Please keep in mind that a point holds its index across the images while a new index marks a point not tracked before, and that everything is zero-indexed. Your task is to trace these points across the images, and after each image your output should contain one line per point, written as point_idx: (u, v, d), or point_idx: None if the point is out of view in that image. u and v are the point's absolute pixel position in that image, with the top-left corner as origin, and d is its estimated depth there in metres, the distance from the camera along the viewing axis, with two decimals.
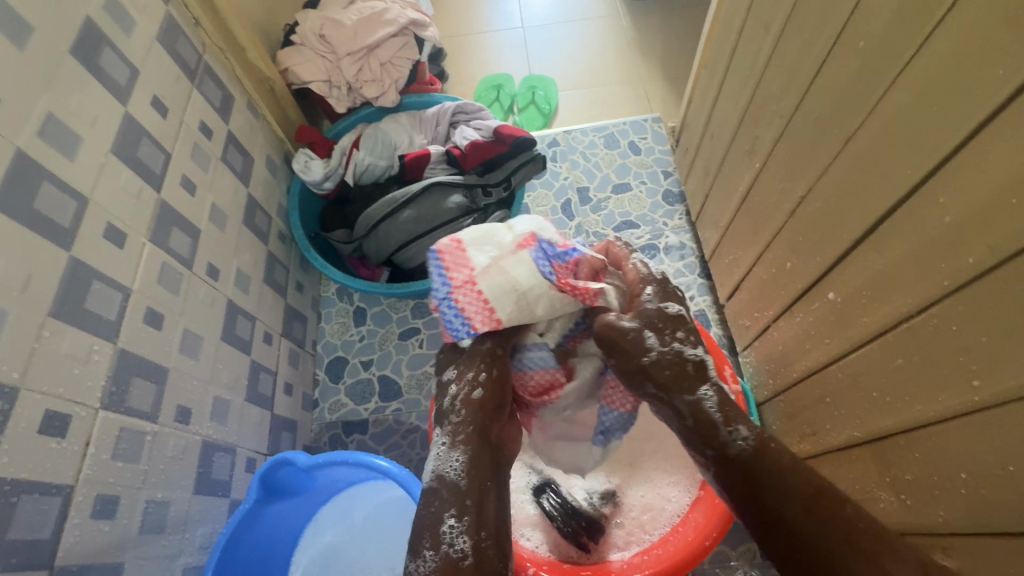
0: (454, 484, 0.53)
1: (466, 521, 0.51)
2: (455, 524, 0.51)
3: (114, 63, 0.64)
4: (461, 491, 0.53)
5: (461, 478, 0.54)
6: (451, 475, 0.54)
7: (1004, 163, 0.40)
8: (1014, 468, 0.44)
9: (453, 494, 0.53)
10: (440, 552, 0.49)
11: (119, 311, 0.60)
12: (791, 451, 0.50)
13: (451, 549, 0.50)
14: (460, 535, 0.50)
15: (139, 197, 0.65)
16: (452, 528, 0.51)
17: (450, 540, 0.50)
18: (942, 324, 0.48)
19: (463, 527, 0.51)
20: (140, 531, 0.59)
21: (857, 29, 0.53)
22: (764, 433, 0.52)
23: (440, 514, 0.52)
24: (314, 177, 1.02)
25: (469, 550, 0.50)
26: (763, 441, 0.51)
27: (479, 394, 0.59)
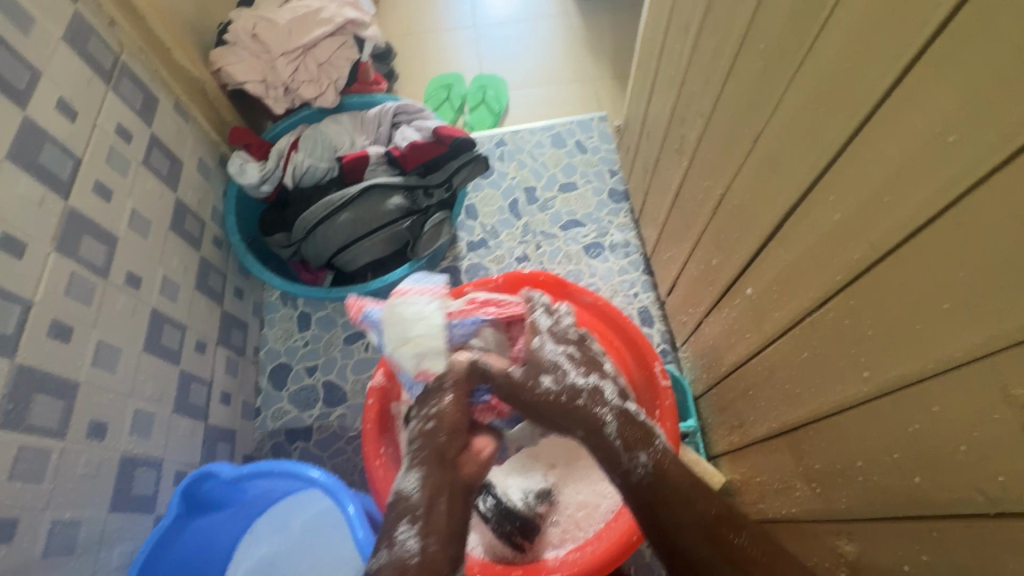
0: (408, 497, 0.55)
1: (416, 525, 0.53)
2: (407, 529, 0.53)
3: (9, 65, 0.61)
4: (411, 503, 0.54)
5: (414, 491, 0.55)
6: (408, 488, 0.55)
7: (878, 162, 0.42)
8: (897, 455, 0.46)
9: (406, 506, 0.55)
10: (391, 550, 0.52)
11: (18, 325, 0.57)
12: (657, 501, 0.55)
13: (403, 549, 0.52)
14: (411, 536, 0.52)
15: (42, 206, 0.63)
16: (404, 533, 0.53)
17: (402, 541, 0.52)
18: (837, 318, 0.49)
19: (416, 530, 0.53)
20: (44, 554, 0.56)
21: (758, 31, 0.54)
22: (632, 487, 0.56)
23: (395, 521, 0.54)
24: (249, 181, 0.99)
25: (418, 550, 0.52)
26: (641, 491, 0.56)
27: (427, 426, 0.58)
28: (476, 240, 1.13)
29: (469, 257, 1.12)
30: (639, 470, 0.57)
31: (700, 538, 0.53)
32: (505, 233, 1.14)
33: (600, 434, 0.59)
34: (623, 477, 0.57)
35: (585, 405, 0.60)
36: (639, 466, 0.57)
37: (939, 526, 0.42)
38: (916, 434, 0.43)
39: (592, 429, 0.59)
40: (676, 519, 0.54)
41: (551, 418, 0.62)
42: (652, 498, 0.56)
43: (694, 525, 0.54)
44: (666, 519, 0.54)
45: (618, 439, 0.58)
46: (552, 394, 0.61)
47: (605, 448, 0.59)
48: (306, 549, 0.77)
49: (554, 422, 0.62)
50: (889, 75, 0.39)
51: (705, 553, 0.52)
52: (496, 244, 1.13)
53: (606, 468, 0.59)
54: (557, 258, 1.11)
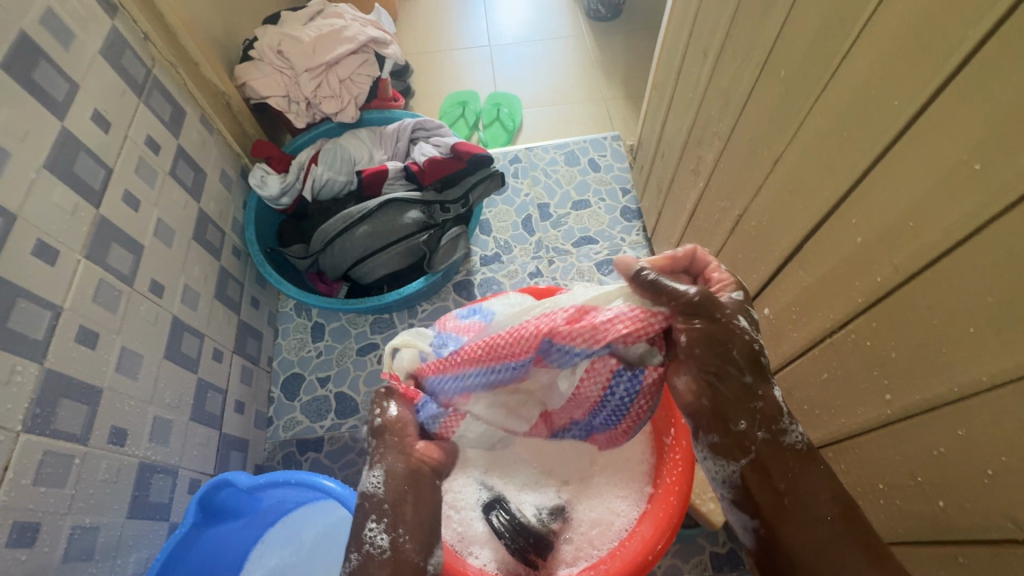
0: (375, 493, 0.49)
1: (385, 521, 0.48)
2: (375, 526, 0.48)
3: (51, 77, 0.63)
4: (379, 498, 0.49)
5: (382, 486, 0.50)
6: (371, 485, 0.50)
7: (900, 189, 0.43)
8: (921, 478, 0.46)
9: (371, 502, 0.49)
10: (361, 552, 0.47)
11: (48, 330, 0.58)
12: (794, 470, 0.47)
13: (372, 547, 0.47)
14: (380, 534, 0.48)
15: (75, 214, 0.64)
16: (373, 530, 0.48)
17: (371, 539, 0.48)
18: (858, 340, 0.50)
19: (385, 526, 0.48)
20: (63, 559, 0.57)
21: (779, 58, 0.56)
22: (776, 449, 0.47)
23: (364, 519, 0.48)
24: (269, 192, 1.00)
25: (389, 545, 0.47)
26: (775, 457, 0.47)
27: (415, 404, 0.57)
28: (489, 255, 1.14)
29: (482, 271, 1.13)
30: (793, 438, 0.48)
31: (838, 515, 0.45)
32: (519, 248, 1.15)
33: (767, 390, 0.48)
34: (774, 435, 0.47)
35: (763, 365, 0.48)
36: (795, 433, 0.48)
37: (965, 551, 0.43)
38: (941, 457, 0.43)
39: (755, 386, 0.48)
40: (804, 493, 0.46)
41: (716, 361, 0.47)
42: (789, 467, 0.47)
43: (831, 503, 0.45)
44: (795, 484, 0.46)
45: (784, 404, 0.48)
46: (749, 334, 0.47)
47: (769, 409, 0.48)
48: (316, 562, 0.76)
49: (719, 361, 0.47)
50: (913, 105, 0.41)
51: (848, 532, 0.44)
52: (509, 259, 1.14)
53: (727, 395, 0.48)
54: (569, 274, 1.11)
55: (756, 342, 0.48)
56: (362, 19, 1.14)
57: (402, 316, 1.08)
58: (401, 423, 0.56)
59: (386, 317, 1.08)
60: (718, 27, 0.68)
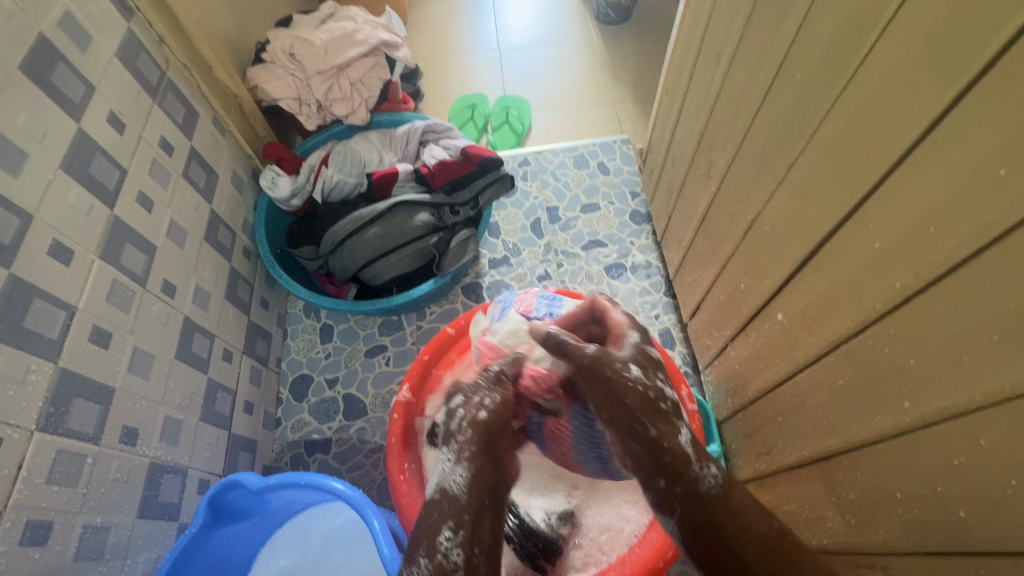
0: (455, 498, 0.52)
1: (462, 534, 0.50)
2: (451, 536, 0.50)
3: (67, 79, 0.64)
4: (460, 506, 0.52)
5: (464, 492, 0.52)
6: (454, 488, 0.52)
7: (919, 194, 0.42)
8: (940, 488, 0.45)
9: (452, 507, 0.52)
10: (434, 561, 0.49)
11: (62, 330, 0.59)
12: (719, 515, 0.50)
13: (445, 560, 0.49)
14: (455, 547, 0.50)
15: (90, 215, 0.65)
16: (448, 540, 0.50)
17: (445, 550, 0.49)
18: (875, 347, 0.49)
19: (459, 539, 0.50)
20: (74, 558, 0.57)
21: (794, 62, 0.56)
22: (696, 498, 0.51)
23: (437, 526, 0.51)
24: (280, 194, 1.01)
25: (462, 563, 0.49)
26: (698, 508, 0.51)
27: (485, 411, 0.56)
28: (498, 258, 1.14)
29: (491, 274, 1.13)
30: (709, 481, 0.51)
31: (759, 555, 0.49)
32: (528, 251, 1.15)
33: (673, 441, 0.53)
34: (688, 485, 0.51)
35: (666, 411, 0.54)
36: (709, 476, 0.52)
37: (985, 563, 0.42)
38: (960, 467, 0.43)
39: (664, 439, 0.52)
40: (730, 539, 0.50)
41: (625, 415, 0.53)
42: (709, 513, 0.51)
43: (756, 540, 0.49)
44: (726, 527, 0.50)
45: (688, 447, 0.52)
46: (641, 385, 0.54)
47: (677, 452, 0.52)
48: (324, 564, 0.76)
49: (627, 414, 0.53)
50: (933, 110, 0.40)
51: (766, 570, 0.48)
52: (517, 262, 1.14)
53: (638, 448, 0.53)
54: (578, 277, 1.11)
55: (656, 392, 0.55)
56: (373, 22, 1.15)
57: (410, 318, 1.08)
58: (484, 427, 0.56)
59: (395, 318, 1.08)
60: (732, 30, 0.68)
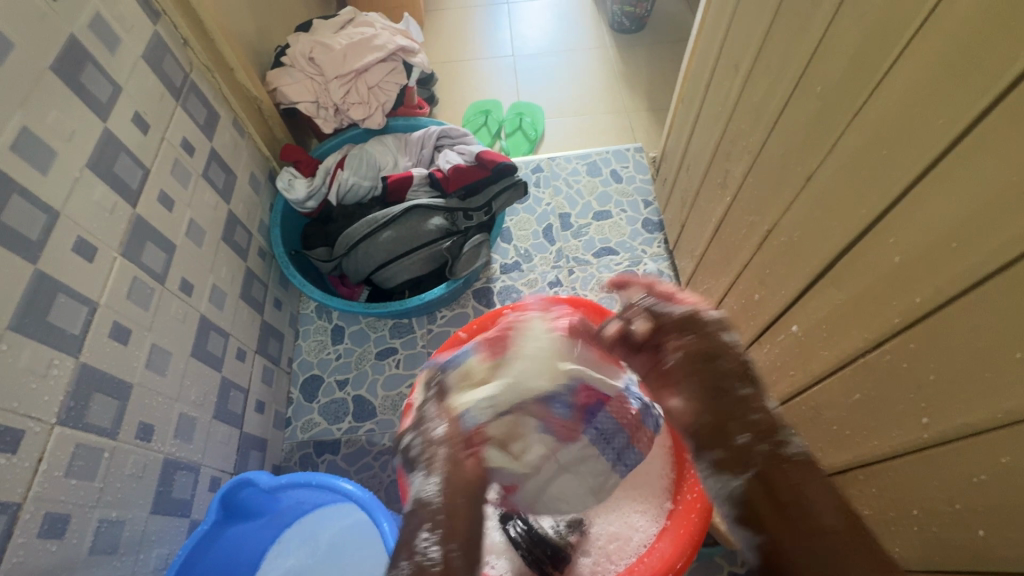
0: (429, 501, 0.53)
1: (439, 532, 0.51)
2: (428, 537, 0.51)
3: (96, 79, 0.65)
4: (435, 508, 0.53)
5: (436, 497, 0.54)
6: (427, 494, 0.54)
7: (943, 209, 0.42)
8: (960, 506, 0.45)
9: (428, 511, 0.53)
10: (413, 560, 0.49)
11: (84, 325, 0.60)
12: (776, 476, 0.50)
13: (424, 557, 0.49)
14: (432, 544, 0.50)
15: (113, 213, 0.66)
16: (426, 540, 0.51)
17: (423, 550, 0.50)
18: (894, 360, 0.49)
19: (436, 538, 0.51)
20: (89, 551, 0.58)
21: (815, 74, 0.56)
22: (775, 458, 0.50)
23: (416, 532, 0.52)
24: (296, 196, 1.02)
25: (441, 559, 0.49)
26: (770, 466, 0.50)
27: (438, 425, 0.62)
28: (509, 263, 1.15)
29: (503, 279, 1.13)
30: (794, 447, 0.51)
31: (846, 531, 0.47)
32: (539, 257, 1.15)
33: (761, 397, 0.55)
34: (773, 454, 0.51)
35: (752, 389, 0.55)
36: (779, 423, 0.52)
37: None
38: (981, 485, 0.42)
39: (753, 398, 0.55)
40: (813, 508, 0.48)
41: (706, 381, 0.56)
42: (769, 480, 0.50)
43: (839, 514, 0.47)
44: (806, 493, 0.48)
45: (743, 393, 0.55)
46: (730, 363, 0.57)
47: (729, 404, 0.54)
48: (332, 566, 0.76)
49: (711, 385, 0.56)
50: (959, 124, 0.40)
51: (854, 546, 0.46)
52: (529, 267, 1.14)
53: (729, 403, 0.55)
54: (589, 285, 1.11)
55: (695, 344, 0.59)
56: (392, 27, 1.17)
57: (421, 321, 1.09)
58: (442, 439, 0.60)
59: (406, 321, 1.09)
60: (752, 42, 0.68)
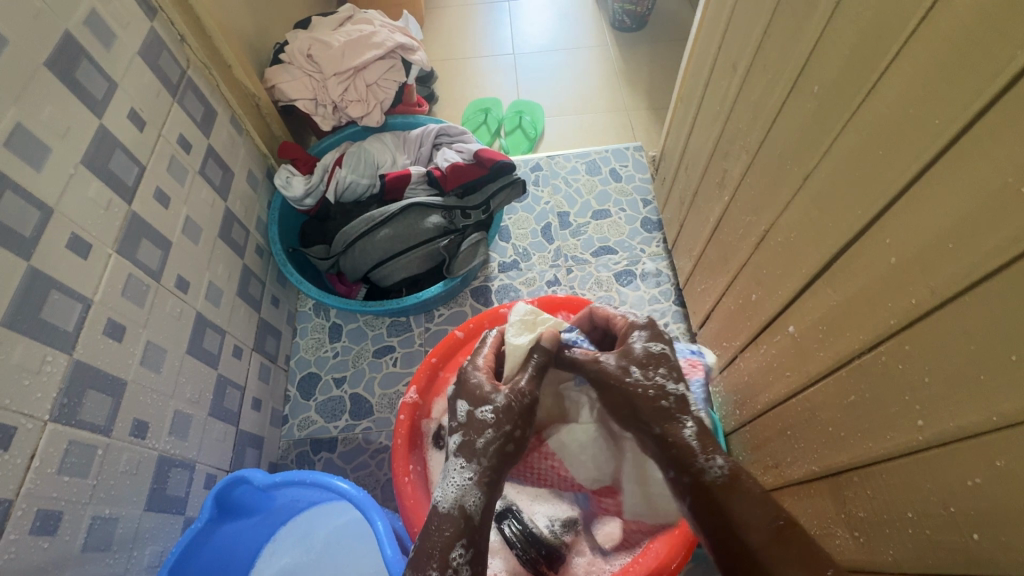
0: (470, 516, 0.55)
1: (471, 551, 0.53)
2: (461, 554, 0.53)
3: (91, 76, 0.65)
4: (473, 526, 0.55)
5: (479, 514, 0.55)
6: (471, 507, 0.56)
7: (940, 208, 0.42)
8: (953, 508, 0.44)
9: (467, 526, 0.54)
10: None
11: (78, 321, 0.60)
12: (726, 501, 0.51)
13: (453, 575, 0.51)
14: (462, 563, 0.52)
15: (108, 209, 0.66)
16: (458, 557, 0.53)
17: (454, 566, 0.52)
18: (890, 362, 0.49)
19: (468, 556, 0.53)
20: (82, 548, 0.58)
21: (813, 73, 0.55)
22: (705, 487, 0.53)
23: (449, 543, 0.53)
24: (293, 194, 1.01)
25: None
26: (705, 493, 0.53)
27: (504, 440, 0.60)
28: (507, 262, 1.14)
29: (501, 278, 1.13)
30: (714, 471, 0.54)
31: (767, 540, 0.47)
32: (537, 256, 1.15)
33: (676, 435, 0.57)
34: (694, 475, 0.54)
35: (669, 408, 0.59)
36: (715, 467, 0.54)
37: None
38: (975, 488, 0.42)
39: (665, 436, 0.58)
40: (738, 522, 0.50)
41: (632, 411, 0.61)
42: (716, 499, 0.52)
43: (765, 527, 0.48)
44: (733, 510, 0.50)
45: (693, 441, 0.56)
46: (642, 385, 0.60)
47: (681, 445, 0.56)
48: (326, 563, 0.76)
49: (635, 414, 0.60)
50: (956, 124, 0.40)
51: (779, 555, 0.46)
52: (527, 266, 1.14)
53: (654, 447, 0.59)
54: (588, 284, 1.11)
55: (671, 408, 0.59)
56: (391, 25, 1.16)
57: (418, 319, 1.09)
58: (504, 455, 0.60)
59: (403, 319, 1.08)
60: (749, 41, 0.68)
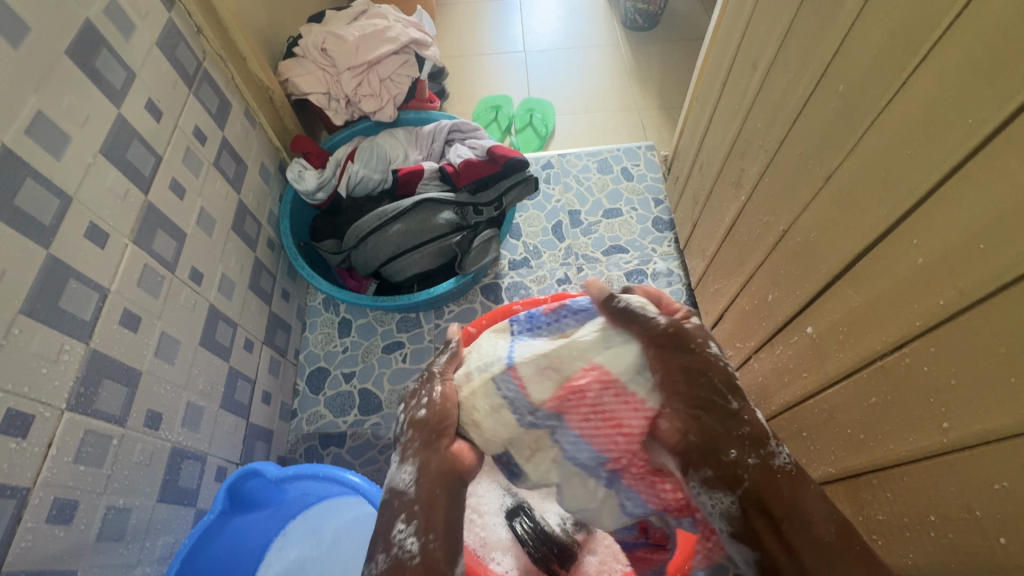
0: (404, 492, 0.53)
1: (415, 524, 0.51)
2: (404, 528, 0.50)
3: (110, 65, 0.65)
4: (408, 499, 0.52)
5: (411, 486, 0.53)
6: (402, 483, 0.54)
7: (972, 208, 0.41)
8: (979, 513, 0.44)
9: (402, 502, 0.52)
10: (390, 554, 0.49)
11: (94, 311, 0.59)
12: (796, 499, 0.48)
13: (401, 551, 0.49)
14: (409, 537, 0.50)
15: (125, 199, 0.66)
16: (402, 532, 0.50)
17: (400, 542, 0.50)
18: (913, 364, 0.48)
19: (413, 530, 0.50)
20: (96, 538, 0.57)
21: (838, 72, 0.55)
22: (770, 472, 0.50)
23: (391, 523, 0.51)
24: (306, 187, 1.02)
25: (418, 551, 0.49)
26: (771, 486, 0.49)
27: (422, 410, 0.61)
28: (518, 259, 1.14)
29: (511, 276, 1.12)
30: (782, 459, 0.51)
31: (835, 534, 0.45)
32: (548, 254, 1.15)
33: (752, 416, 0.54)
34: (761, 458, 0.51)
35: (724, 399, 0.54)
36: (782, 454, 0.51)
37: None
38: (1002, 492, 0.42)
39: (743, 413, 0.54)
40: (805, 513, 0.47)
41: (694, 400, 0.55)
42: (782, 492, 0.49)
43: (829, 520, 0.46)
44: (799, 505, 0.48)
45: (767, 428, 0.53)
46: (718, 359, 0.56)
47: (756, 430, 0.53)
48: (335, 557, 0.76)
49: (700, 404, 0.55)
50: (990, 123, 0.39)
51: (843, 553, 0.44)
52: (538, 264, 1.13)
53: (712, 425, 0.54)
54: (598, 282, 1.10)
55: (734, 387, 0.55)
56: (405, 20, 1.16)
57: (428, 316, 1.08)
58: (420, 424, 0.59)
59: (413, 315, 1.08)
60: (771, 39, 0.67)
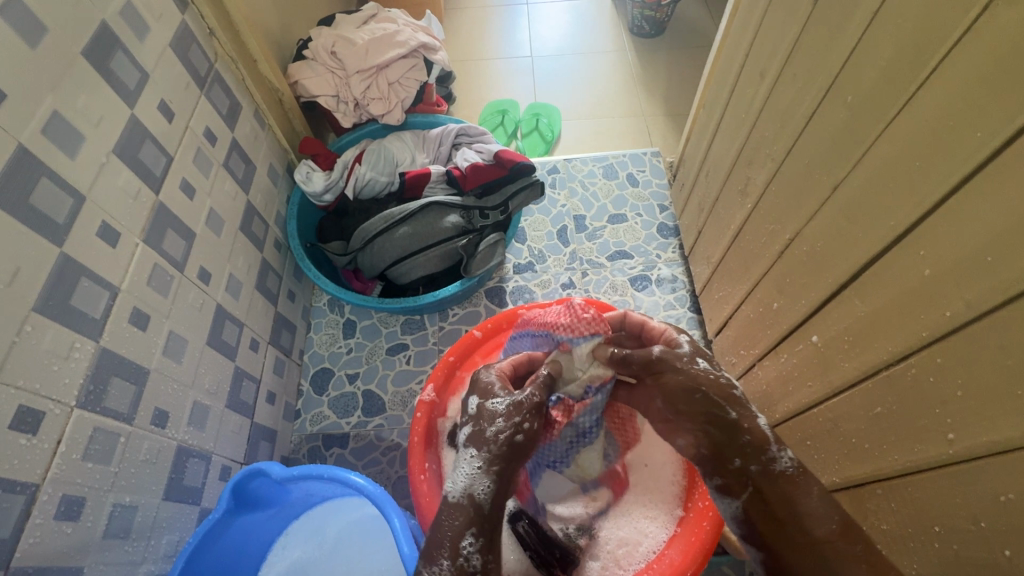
0: (479, 506, 0.55)
1: (482, 541, 0.54)
2: (472, 543, 0.54)
3: (125, 66, 0.66)
4: (483, 515, 0.55)
5: (486, 500, 0.56)
6: (468, 491, 0.56)
7: (981, 220, 0.41)
8: (984, 524, 0.44)
9: (475, 514, 0.55)
10: (456, 562, 0.52)
11: (105, 309, 0.60)
12: (793, 497, 0.54)
13: (466, 562, 0.53)
14: (475, 551, 0.53)
15: (137, 199, 0.66)
16: (469, 545, 0.53)
17: (467, 554, 0.53)
18: (919, 375, 0.49)
19: (478, 546, 0.54)
20: (103, 536, 0.58)
21: (846, 83, 0.55)
22: (771, 477, 0.55)
23: (459, 531, 0.54)
24: (313, 189, 1.03)
25: (480, 566, 0.53)
26: (772, 487, 0.55)
27: (520, 435, 0.59)
28: (523, 263, 1.14)
29: (515, 279, 1.13)
30: (782, 464, 0.55)
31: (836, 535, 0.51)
32: (553, 259, 1.15)
33: (751, 422, 0.57)
34: (762, 465, 0.56)
35: (741, 407, 0.53)
36: (784, 459, 0.56)
37: None
38: (1008, 504, 0.41)
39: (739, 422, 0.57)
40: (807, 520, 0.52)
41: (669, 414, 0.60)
42: (784, 491, 0.54)
43: (829, 523, 0.52)
44: (800, 507, 0.53)
45: (771, 432, 0.57)
46: (704, 372, 0.60)
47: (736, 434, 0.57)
48: (338, 558, 0.76)
49: (683, 402, 0.59)
50: (999, 137, 0.39)
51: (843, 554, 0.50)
52: (542, 268, 1.14)
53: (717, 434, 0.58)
54: (602, 288, 1.11)
55: (729, 401, 0.58)
56: (414, 25, 1.17)
57: (433, 318, 1.09)
58: (514, 442, 0.58)
59: (418, 317, 1.09)
60: (779, 49, 0.68)
